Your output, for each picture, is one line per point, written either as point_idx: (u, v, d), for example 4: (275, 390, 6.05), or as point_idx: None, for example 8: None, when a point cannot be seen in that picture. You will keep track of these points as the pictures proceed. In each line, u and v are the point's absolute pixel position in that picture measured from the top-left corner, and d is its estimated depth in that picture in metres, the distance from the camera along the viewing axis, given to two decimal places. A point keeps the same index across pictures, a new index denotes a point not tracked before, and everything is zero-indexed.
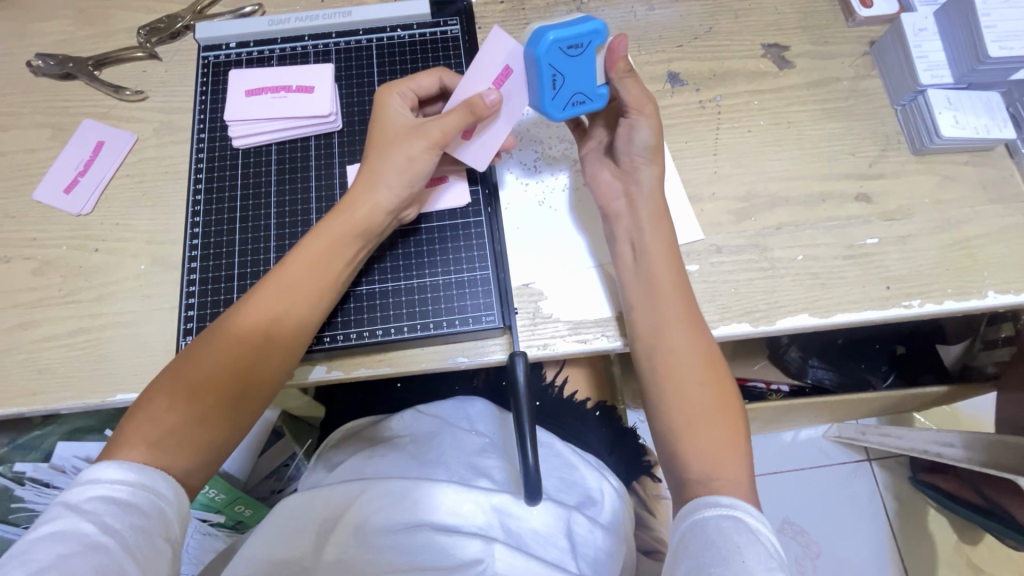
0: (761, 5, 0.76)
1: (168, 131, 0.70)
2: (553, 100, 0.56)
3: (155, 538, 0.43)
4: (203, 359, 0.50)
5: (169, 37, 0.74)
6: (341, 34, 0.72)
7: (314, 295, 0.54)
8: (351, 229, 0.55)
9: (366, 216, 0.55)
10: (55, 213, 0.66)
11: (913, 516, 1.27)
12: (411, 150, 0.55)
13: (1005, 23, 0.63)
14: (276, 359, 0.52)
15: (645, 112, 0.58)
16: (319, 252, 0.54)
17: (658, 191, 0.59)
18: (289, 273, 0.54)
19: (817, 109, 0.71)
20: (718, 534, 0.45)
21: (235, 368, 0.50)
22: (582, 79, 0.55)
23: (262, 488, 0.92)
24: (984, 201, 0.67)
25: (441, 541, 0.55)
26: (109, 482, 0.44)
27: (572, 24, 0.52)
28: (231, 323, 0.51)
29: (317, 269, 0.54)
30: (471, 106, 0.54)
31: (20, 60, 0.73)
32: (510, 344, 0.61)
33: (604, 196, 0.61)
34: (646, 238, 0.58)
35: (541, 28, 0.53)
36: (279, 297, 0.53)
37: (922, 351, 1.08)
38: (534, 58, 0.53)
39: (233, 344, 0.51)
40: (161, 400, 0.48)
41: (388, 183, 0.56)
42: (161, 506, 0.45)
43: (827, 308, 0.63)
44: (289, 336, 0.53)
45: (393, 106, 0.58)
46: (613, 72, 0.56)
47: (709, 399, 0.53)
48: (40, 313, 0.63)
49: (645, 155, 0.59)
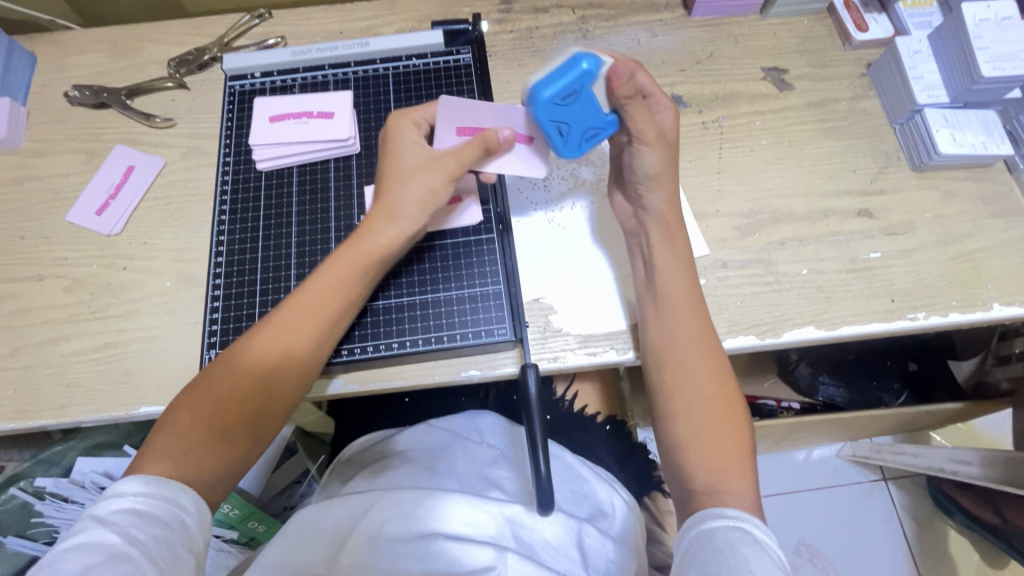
0: (760, 31, 0.79)
1: (194, 156, 0.74)
2: (565, 145, 0.58)
3: (179, 547, 0.44)
4: (226, 378, 0.52)
5: (197, 68, 0.78)
6: (359, 63, 0.76)
7: (332, 320, 0.56)
8: (369, 257, 0.57)
9: (381, 246, 0.58)
10: (87, 233, 0.70)
11: (932, 537, 1.24)
12: (430, 183, 0.58)
13: (997, 45, 0.66)
14: (295, 380, 0.54)
15: (647, 139, 0.57)
16: (339, 277, 0.56)
17: (669, 211, 0.61)
18: (311, 299, 0.55)
19: (817, 128, 0.74)
20: (726, 545, 0.46)
21: (256, 389, 0.52)
22: (588, 118, 0.55)
23: (274, 505, 0.93)
24: (985, 215, 0.69)
25: (453, 551, 0.56)
26: (134, 494, 0.45)
27: (562, 72, 0.52)
28: (253, 345, 0.53)
29: (336, 296, 0.56)
30: (484, 142, 0.57)
31: (58, 91, 0.78)
32: (521, 357, 0.63)
33: (620, 216, 0.65)
34: (655, 253, 0.60)
35: (531, 87, 0.53)
36: (298, 322, 0.54)
37: (934, 368, 1.08)
38: (535, 119, 0.55)
39: (255, 365, 0.53)
40: (185, 417, 0.50)
41: (405, 215, 0.58)
42: (183, 517, 0.46)
43: (833, 320, 0.64)
44: (306, 359, 0.55)
45: (412, 130, 0.60)
46: (614, 95, 0.54)
47: (718, 412, 0.54)
48: (70, 329, 0.65)
49: (648, 184, 0.60)
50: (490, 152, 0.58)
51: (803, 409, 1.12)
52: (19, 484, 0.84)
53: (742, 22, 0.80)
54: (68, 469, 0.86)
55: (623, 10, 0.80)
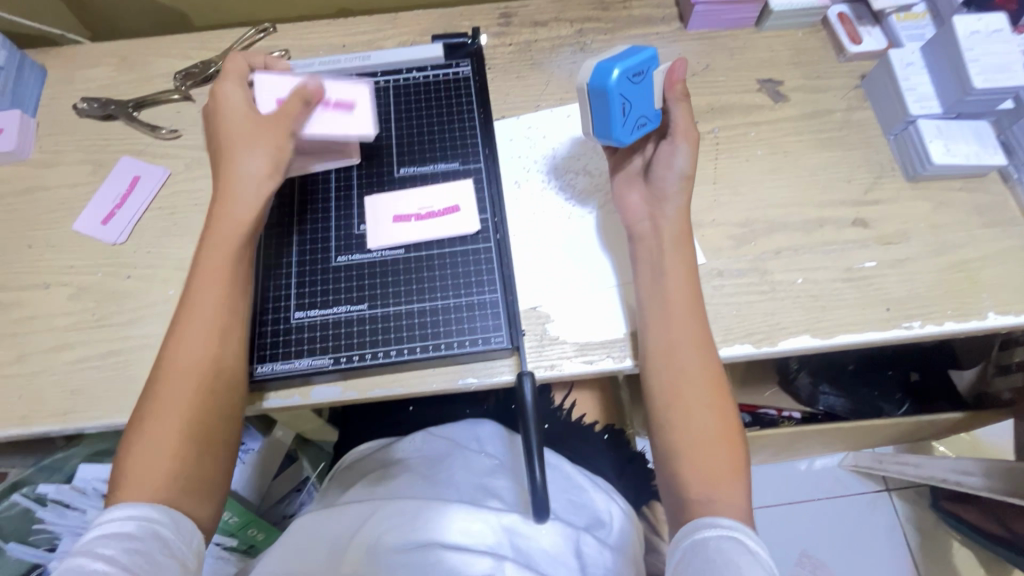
0: (755, 44, 0.80)
1: (199, 167, 0.75)
2: (623, 125, 0.60)
3: (155, 556, 0.46)
4: (157, 413, 0.52)
5: (202, 80, 0.80)
6: (361, 76, 0.77)
7: (223, 317, 0.56)
8: (223, 254, 0.57)
9: (241, 227, 0.58)
10: (93, 242, 0.71)
11: (936, 549, 1.23)
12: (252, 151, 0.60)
13: (988, 57, 0.67)
14: (222, 387, 0.54)
15: (688, 137, 0.62)
16: (216, 271, 0.56)
17: (683, 216, 0.62)
18: (197, 300, 0.55)
19: (811, 139, 0.75)
20: (718, 556, 0.46)
21: (189, 407, 0.52)
22: (644, 104, 0.61)
23: (274, 513, 0.94)
24: (979, 225, 0.69)
25: (450, 560, 0.56)
26: (108, 517, 0.47)
27: (630, 55, 0.59)
28: (165, 372, 0.53)
29: (226, 295, 0.56)
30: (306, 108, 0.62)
31: (66, 104, 0.80)
32: (518, 365, 0.63)
33: (630, 218, 0.65)
34: (665, 259, 0.60)
35: (604, 62, 0.58)
36: (193, 328, 0.54)
37: (936, 378, 1.08)
38: (607, 91, 0.58)
39: (176, 388, 0.52)
40: (132, 462, 0.50)
41: (241, 198, 0.59)
42: (155, 527, 0.47)
43: (828, 329, 0.65)
44: (224, 361, 0.55)
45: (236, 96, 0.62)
46: (671, 92, 0.62)
47: (714, 421, 0.54)
48: (74, 336, 0.66)
49: (678, 182, 0.62)
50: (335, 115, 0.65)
51: (803, 419, 1.12)
52: (21, 491, 0.83)
53: (737, 35, 0.81)
54: (70, 476, 0.86)
55: (620, 24, 0.82)
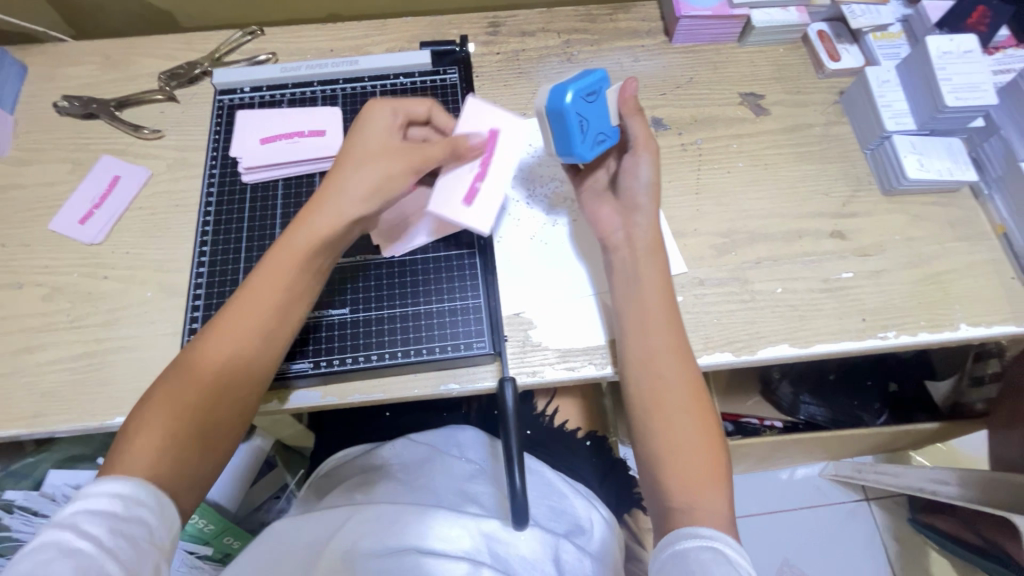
0: (738, 58, 0.82)
1: (181, 168, 0.74)
2: (583, 142, 0.62)
3: (139, 541, 0.43)
4: (177, 385, 0.51)
5: (187, 81, 0.79)
6: (347, 81, 0.77)
7: (279, 317, 0.55)
8: (309, 245, 0.55)
9: (327, 229, 0.55)
10: (69, 241, 0.70)
11: (913, 558, 1.25)
12: (381, 178, 0.57)
13: (959, 76, 0.69)
14: (249, 382, 0.54)
15: (649, 148, 0.63)
16: (283, 267, 0.55)
17: (657, 224, 0.62)
18: (259, 291, 0.54)
19: (791, 152, 0.76)
20: (698, 566, 0.46)
21: (211, 393, 0.51)
22: (601, 121, 0.62)
23: (251, 522, 0.92)
24: (952, 239, 0.71)
25: (427, 566, 0.55)
26: (91, 495, 0.44)
27: (584, 76, 0.61)
28: (202, 350, 0.52)
29: (288, 292, 0.55)
30: (452, 146, 0.60)
31: (46, 101, 0.78)
32: (500, 371, 0.63)
33: (603, 228, 0.65)
34: (638, 266, 0.61)
35: (560, 85, 0.60)
36: (247, 317, 0.53)
37: (913, 388, 1.09)
38: (565, 111, 0.59)
39: (208, 373, 0.52)
40: (137, 429, 0.49)
41: (333, 203, 0.56)
42: (143, 512, 0.45)
43: (806, 338, 0.66)
44: (262, 355, 0.54)
45: (380, 120, 0.60)
46: (623, 107, 0.63)
47: (693, 429, 0.54)
48: (47, 337, 0.65)
49: (647, 191, 0.63)
50: (460, 154, 0.61)
51: (785, 428, 1.12)
52: None
53: (721, 49, 0.83)
54: (39, 482, 0.84)
55: (608, 35, 0.83)
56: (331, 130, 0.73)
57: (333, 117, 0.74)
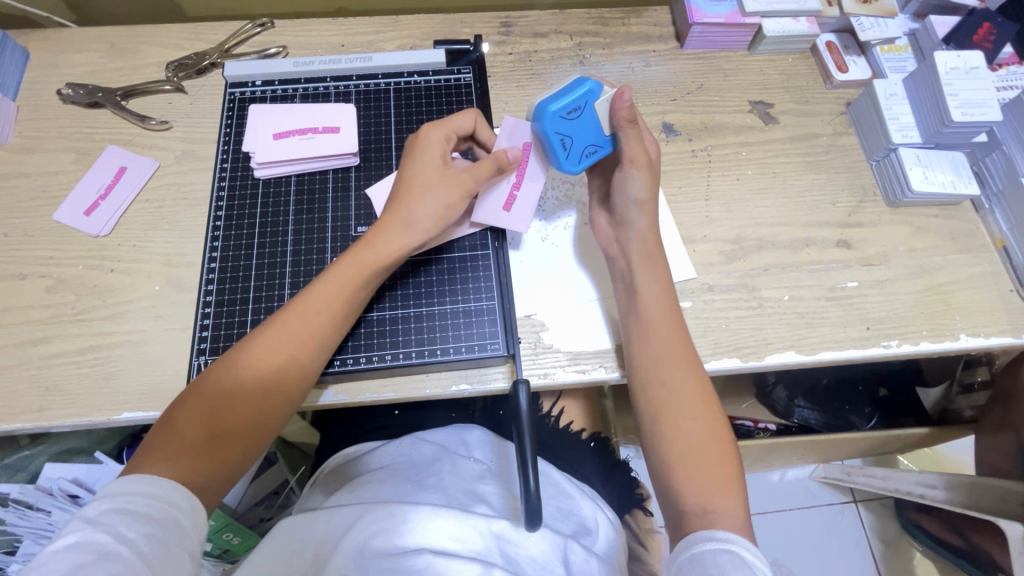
0: (748, 66, 0.83)
1: (190, 160, 0.73)
2: (568, 159, 0.63)
3: (173, 546, 0.43)
4: (228, 376, 0.51)
5: (196, 72, 0.78)
6: (361, 77, 0.77)
7: (335, 327, 0.56)
8: (371, 263, 0.57)
9: (391, 248, 0.57)
10: (74, 233, 0.69)
11: (899, 559, 1.28)
12: (440, 201, 0.59)
13: (965, 92, 0.70)
14: (296, 387, 0.53)
15: (638, 163, 0.62)
16: (344, 281, 0.56)
17: (653, 235, 0.63)
18: (318, 301, 0.55)
19: (799, 161, 0.77)
20: (716, 567, 0.47)
21: (259, 391, 0.52)
22: (589, 134, 0.62)
23: (251, 517, 0.91)
24: (953, 250, 0.73)
25: (440, 566, 0.56)
26: (126, 495, 0.44)
27: (568, 91, 0.61)
28: (258, 346, 0.53)
29: (346, 303, 0.56)
30: (497, 162, 0.61)
31: (49, 89, 0.77)
32: (512, 373, 0.64)
33: (602, 241, 0.67)
34: (636, 276, 0.62)
35: (541, 102, 0.61)
36: (303, 326, 0.54)
37: (905, 394, 1.12)
38: (541, 130, 0.61)
39: (260, 370, 0.52)
40: (185, 417, 0.50)
41: (400, 221, 0.58)
42: (175, 515, 0.45)
43: (812, 346, 0.67)
44: (309, 367, 0.54)
45: (437, 142, 0.61)
46: (615, 119, 0.61)
47: (706, 433, 0.55)
48: (52, 330, 0.64)
49: (635, 207, 0.63)
50: (505, 170, 0.62)
51: (778, 430, 1.14)
52: None
53: (731, 57, 0.83)
54: (35, 476, 0.82)
55: (620, 39, 0.84)
56: (345, 127, 0.72)
57: (347, 114, 0.73)
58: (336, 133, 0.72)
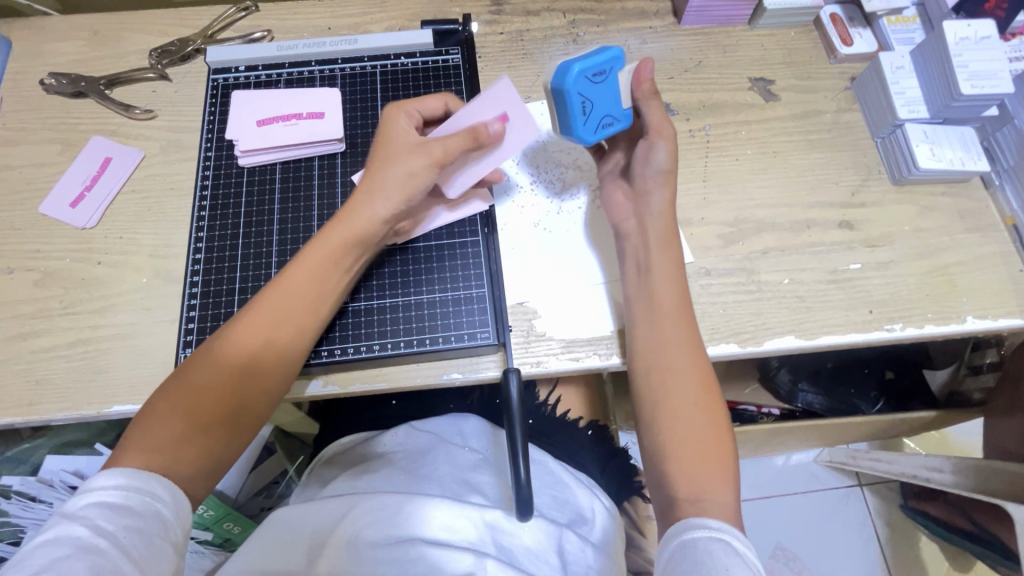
0: (748, 41, 0.80)
1: (175, 150, 0.72)
2: (584, 125, 0.60)
3: (155, 538, 0.43)
4: (206, 365, 0.51)
5: (180, 59, 0.77)
6: (347, 60, 0.75)
7: (309, 308, 0.55)
8: (340, 239, 0.56)
9: (362, 225, 0.56)
10: (60, 225, 0.68)
11: (904, 543, 1.27)
12: (408, 174, 0.57)
13: (975, 63, 0.67)
14: (275, 369, 0.53)
15: (663, 134, 0.62)
16: (318, 261, 0.55)
17: (668, 213, 0.61)
18: (291, 281, 0.54)
19: (801, 139, 0.75)
20: (707, 556, 0.46)
21: (238, 381, 0.51)
22: (608, 103, 0.60)
23: (251, 506, 0.92)
24: (961, 230, 0.70)
25: (433, 556, 0.56)
26: (105, 488, 0.43)
27: (596, 53, 0.58)
28: (231, 334, 0.52)
29: (321, 282, 0.55)
30: (473, 133, 0.58)
31: (32, 79, 0.76)
32: (504, 361, 0.63)
33: (616, 215, 0.64)
34: (651, 259, 0.60)
35: (565, 62, 0.58)
36: (278, 307, 0.53)
37: (912, 376, 1.09)
38: (564, 91, 0.58)
39: (237, 358, 0.51)
40: (165, 407, 0.49)
41: (371, 198, 0.57)
42: (157, 507, 0.44)
43: (813, 331, 0.65)
44: (289, 348, 0.54)
45: (401, 124, 0.61)
46: (637, 91, 0.62)
47: (699, 416, 0.54)
48: (40, 324, 0.63)
49: (657, 178, 0.62)
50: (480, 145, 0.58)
51: (782, 415, 1.12)
52: None
53: (730, 31, 0.80)
54: (36, 467, 0.81)
55: (615, 16, 0.81)
56: (329, 112, 0.71)
57: (331, 98, 0.71)
58: (321, 117, 0.70)
